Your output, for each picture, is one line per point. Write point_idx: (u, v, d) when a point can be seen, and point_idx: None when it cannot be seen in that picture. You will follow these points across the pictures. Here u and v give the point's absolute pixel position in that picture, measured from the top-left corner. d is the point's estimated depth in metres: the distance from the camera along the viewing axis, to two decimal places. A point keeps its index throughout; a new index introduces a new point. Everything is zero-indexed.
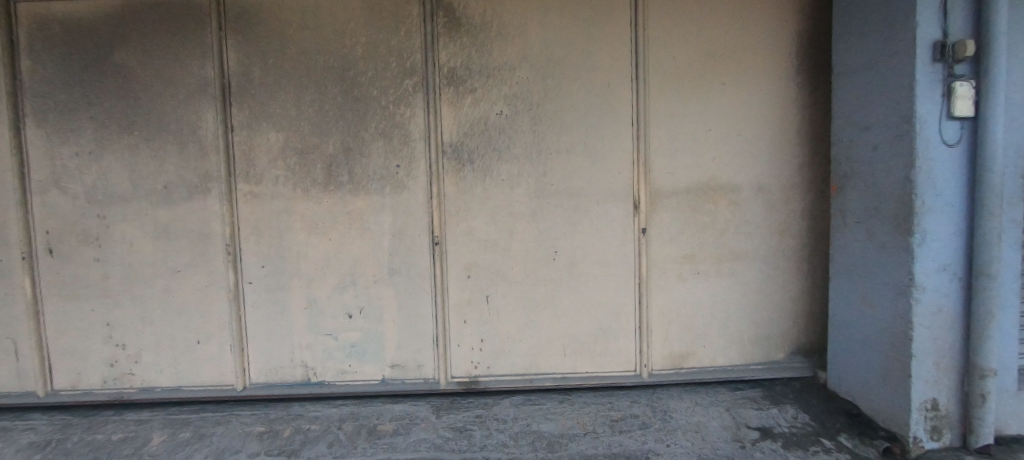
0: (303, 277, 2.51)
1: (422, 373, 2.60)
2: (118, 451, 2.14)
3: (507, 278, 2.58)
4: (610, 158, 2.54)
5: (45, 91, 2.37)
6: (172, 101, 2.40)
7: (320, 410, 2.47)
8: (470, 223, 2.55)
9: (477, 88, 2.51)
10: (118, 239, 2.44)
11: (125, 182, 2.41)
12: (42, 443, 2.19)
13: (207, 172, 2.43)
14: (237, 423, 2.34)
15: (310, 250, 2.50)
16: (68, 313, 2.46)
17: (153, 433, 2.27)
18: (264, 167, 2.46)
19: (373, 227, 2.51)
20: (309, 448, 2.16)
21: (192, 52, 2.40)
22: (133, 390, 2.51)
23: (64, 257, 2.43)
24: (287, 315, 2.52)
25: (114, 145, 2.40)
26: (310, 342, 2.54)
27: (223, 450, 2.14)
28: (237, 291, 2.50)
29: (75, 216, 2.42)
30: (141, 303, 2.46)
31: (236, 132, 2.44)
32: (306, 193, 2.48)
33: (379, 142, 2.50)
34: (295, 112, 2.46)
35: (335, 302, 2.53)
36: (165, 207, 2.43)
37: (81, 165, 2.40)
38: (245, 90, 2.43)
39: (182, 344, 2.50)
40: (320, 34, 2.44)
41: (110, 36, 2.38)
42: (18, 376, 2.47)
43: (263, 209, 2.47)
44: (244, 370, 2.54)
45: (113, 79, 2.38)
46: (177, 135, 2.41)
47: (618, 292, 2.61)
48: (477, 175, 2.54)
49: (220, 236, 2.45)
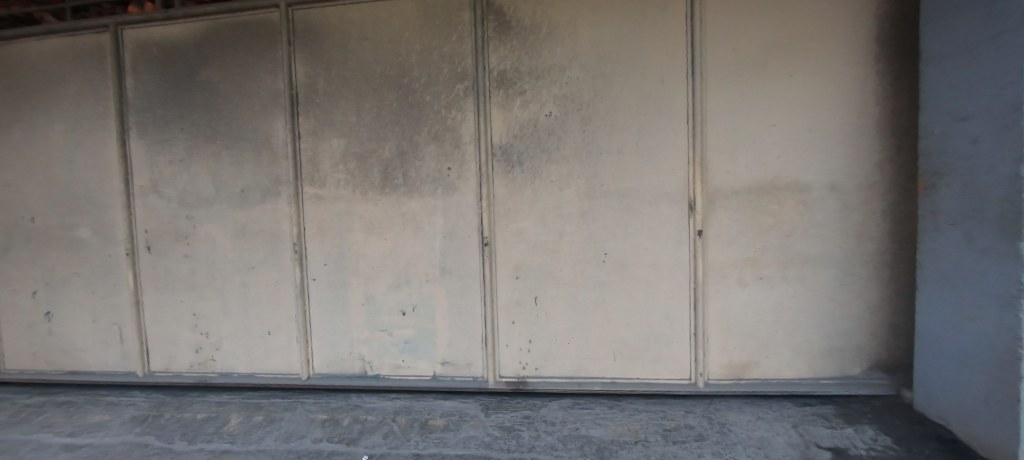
0: (362, 275, 2.65)
1: (471, 371, 2.65)
2: (203, 429, 2.37)
3: (556, 279, 2.57)
4: (664, 157, 2.45)
5: (146, 107, 2.68)
6: (249, 112, 2.63)
7: (376, 403, 2.59)
8: (519, 224, 2.57)
9: (527, 90, 2.52)
10: (203, 238, 2.70)
11: (209, 187, 2.67)
12: (142, 418, 2.48)
13: (278, 177, 2.63)
14: (302, 410, 2.52)
15: (368, 250, 2.63)
16: (163, 303, 2.76)
17: (232, 415, 2.49)
18: (328, 171, 2.63)
19: (426, 228, 2.60)
20: (367, 437, 2.27)
21: (266, 67, 2.61)
22: (214, 374, 2.76)
23: (159, 254, 2.73)
24: (347, 311, 2.67)
25: (201, 153, 2.66)
26: (367, 337, 2.68)
27: (290, 434, 2.31)
28: (303, 287, 2.68)
29: (169, 216, 2.71)
30: (222, 296, 2.71)
31: (303, 139, 2.62)
32: (365, 195, 2.61)
33: (432, 146, 2.58)
34: (355, 119, 2.60)
35: (390, 299, 2.65)
36: (243, 209, 2.66)
37: (174, 171, 2.69)
38: (311, 100, 2.61)
39: (256, 335, 2.72)
40: (378, 44, 2.57)
41: (198, 55, 2.64)
42: (123, 357, 2.81)
43: (326, 210, 2.64)
44: (309, 361, 2.72)
45: (200, 94, 2.65)
46: (253, 143, 2.63)
47: (672, 297, 2.51)
48: (527, 176, 2.55)
49: (288, 236, 2.64)
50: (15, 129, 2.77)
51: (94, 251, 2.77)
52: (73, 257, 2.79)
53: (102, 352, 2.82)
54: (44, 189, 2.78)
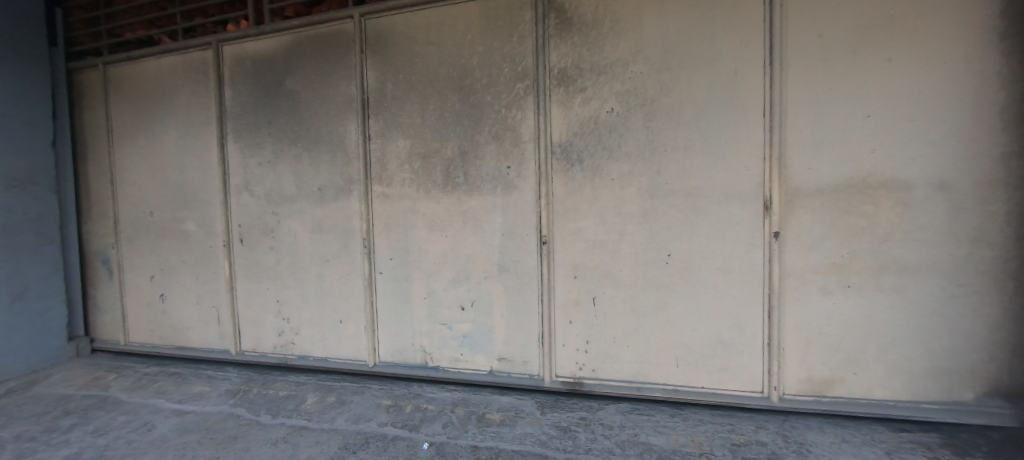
0: (424, 270, 2.76)
1: (527, 369, 2.66)
2: (284, 405, 2.61)
3: (615, 280, 2.51)
4: (737, 154, 2.29)
5: (240, 114, 3.00)
6: (326, 116, 2.85)
7: (436, 393, 2.70)
8: (578, 223, 2.54)
9: (588, 87, 2.48)
10: (286, 232, 2.97)
11: (292, 185, 2.93)
12: (235, 391, 2.78)
13: (350, 176, 2.82)
14: (369, 395, 2.68)
15: (430, 246, 2.74)
16: (252, 290, 3.07)
17: (308, 394, 2.72)
18: (394, 171, 2.77)
19: (485, 226, 2.65)
20: (427, 425, 2.37)
21: (341, 74, 2.81)
22: (294, 357, 3.03)
23: (250, 246, 3.05)
24: (410, 304, 2.80)
25: (285, 155, 2.93)
26: (428, 329, 2.79)
27: (359, 416, 2.47)
28: (371, 280, 2.85)
29: (258, 212, 3.01)
30: (301, 285, 2.97)
31: (373, 141, 2.79)
32: (429, 194, 2.72)
33: (492, 145, 2.62)
34: (420, 120, 2.71)
35: (450, 294, 2.74)
36: (319, 206, 2.89)
37: (263, 172, 2.98)
38: (381, 104, 2.77)
39: (329, 322, 2.94)
40: (442, 48, 2.66)
41: (284, 66, 2.90)
42: (219, 337, 3.17)
43: (393, 208, 2.78)
44: (375, 349, 2.89)
45: (285, 101, 2.91)
46: (329, 144, 2.85)
47: (743, 303, 2.35)
48: (587, 175, 2.51)
49: (358, 232, 2.82)
50: (139, 136, 3.22)
51: (197, 242, 3.15)
52: (182, 247, 3.19)
53: (203, 331, 3.20)
54: (160, 188, 3.20)
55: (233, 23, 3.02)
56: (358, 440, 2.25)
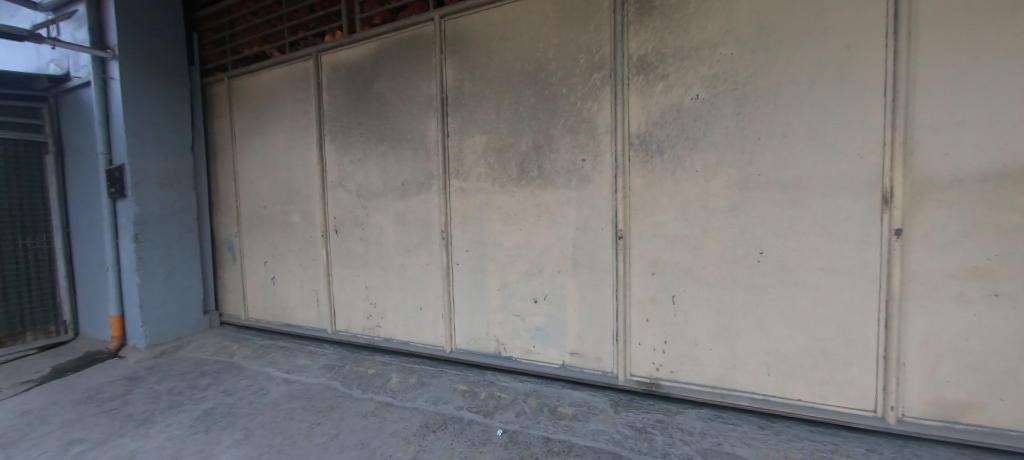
0: (498, 262, 2.83)
1: (600, 366, 2.62)
2: (372, 382, 2.85)
3: (698, 278, 2.36)
4: (848, 139, 2.02)
5: (335, 117, 3.31)
6: (409, 115, 3.03)
7: (509, 382, 2.76)
8: (657, 217, 2.42)
9: (670, 73, 2.35)
10: (374, 224, 3.22)
11: (379, 181, 3.17)
12: (331, 366, 3.10)
13: (430, 172, 2.98)
14: (447, 379, 2.83)
15: (505, 239, 2.80)
16: (345, 276, 3.39)
17: (392, 374, 2.94)
18: (471, 166, 2.87)
19: (559, 220, 2.64)
20: (501, 412, 2.44)
21: (423, 75, 2.96)
22: (380, 339, 3.29)
23: (343, 236, 3.36)
24: (485, 295, 2.90)
25: (373, 153, 3.17)
26: (502, 320, 2.86)
27: (437, 398, 2.62)
28: (448, 270, 2.99)
29: (350, 206, 3.30)
30: (386, 273, 3.21)
31: (451, 137, 2.91)
32: (503, 188, 2.78)
33: (567, 138, 2.60)
34: (496, 116, 2.77)
35: (523, 287, 2.78)
36: (403, 200, 3.09)
37: (354, 169, 3.26)
38: (459, 101, 2.87)
39: (411, 308, 3.15)
40: (518, 43, 2.68)
41: (373, 70, 3.14)
42: (318, 317, 3.55)
43: (469, 202, 2.88)
44: (452, 336, 3.03)
45: (373, 103, 3.15)
46: (412, 142, 3.03)
47: (853, 308, 2.07)
48: (668, 166, 2.39)
49: (437, 224, 2.97)
50: (255, 139, 3.70)
51: (300, 232, 3.55)
52: (288, 237, 3.61)
53: (305, 311, 3.61)
54: (272, 185, 3.65)
55: (330, 34, 3.32)
56: (437, 421, 2.39)
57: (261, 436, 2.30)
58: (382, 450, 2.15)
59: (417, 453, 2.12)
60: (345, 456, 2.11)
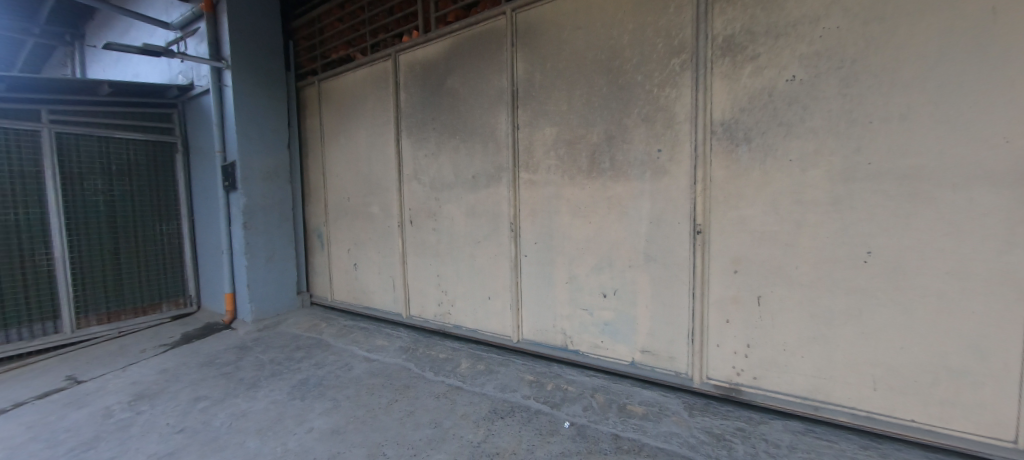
0: (567, 255, 2.81)
1: (673, 366, 2.51)
2: (442, 366, 2.99)
3: (789, 278, 2.16)
4: (990, 121, 1.71)
5: (411, 113, 3.49)
6: (480, 110, 3.10)
7: (575, 376, 2.75)
8: (742, 210, 2.25)
9: (761, 53, 2.15)
10: (446, 216, 3.36)
11: (451, 174, 3.30)
12: (406, 349, 3.31)
13: (500, 165, 3.04)
14: (514, 368, 2.88)
15: (574, 231, 2.77)
16: (419, 265, 3.58)
17: (461, 360, 3.06)
18: (541, 158, 2.87)
19: (632, 213, 2.55)
20: (568, 405, 2.43)
21: (494, 69, 3.01)
22: (450, 325, 3.44)
23: (417, 227, 3.55)
24: (552, 287, 2.90)
25: (446, 147, 3.30)
26: (569, 313, 2.85)
27: (505, 386, 2.68)
28: (516, 261, 3.04)
29: (424, 198, 3.47)
30: (457, 263, 3.34)
31: (521, 130, 2.93)
32: (573, 180, 2.75)
33: (642, 127, 2.50)
34: (567, 107, 2.74)
35: (592, 281, 2.73)
36: (474, 192, 3.18)
37: (428, 162, 3.42)
38: (529, 94, 2.88)
39: (479, 298, 3.24)
40: (590, 32, 2.62)
41: (446, 67, 3.25)
42: (394, 302, 3.79)
43: (538, 194, 2.89)
44: (519, 327, 3.08)
45: (447, 99, 3.27)
46: (482, 136, 3.10)
47: (991, 320, 1.76)
48: (756, 156, 2.20)
49: (506, 216, 3.02)
50: (340, 137, 4.02)
51: (379, 223, 3.80)
52: (368, 226, 3.89)
53: (383, 296, 3.87)
54: (354, 179, 3.95)
55: (407, 35, 3.49)
56: (504, 407, 2.45)
57: (347, 407, 2.53)
58: (454, 430, 2.26)
59: (487, 436, 2.19)
60: (421, 433, 2.25)
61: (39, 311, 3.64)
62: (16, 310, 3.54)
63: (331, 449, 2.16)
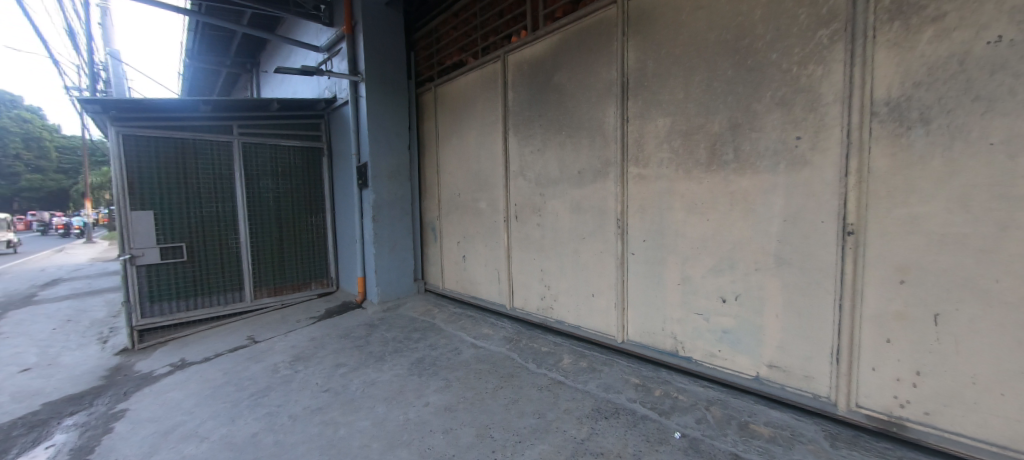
0: (680, 254, 2.63)
1: (810, 387, 2.17)
2: (545, 359, 3.03)
3: (983, 295, 1.70)
4: None
5: (518, 111, 3.59)
6: (588, 104, 3.06)
7: (688, 384, 2.55)
8: (913, 208, 1.84)
9: (948, 11, 1.72)
10: (550, 211, 3.40)
11: (556, 170, 3.32)
12: (509, 339, 3.44)
13: (607, 159, 2.96)
14: (618, 369, 2.80)
15: (689, 229, 2.57)
16: (523, 259, 3.69)
17: (563, 355, 3.07)
18: (652, 151, 2.72)
19: (760, 210, 2.27)
20: (679, 415, 2.27)
21: (603, 61, 2.94)
22: (552, 320, 3.48)
23: (522, 222, 3.65)
24: (662, 288, 2.74)
25: (552, 143, 3.33)
26: (681, 317, 2.66)
27: (609, 386, 2.61)
28: (623, 260, 2.93)
29: (529, 194, 3.56)
30: (560, 258, 3.36)
31: (631, 122, 2.82)
32: (689, 174, 2.55)
33: (776, 113, 2.20)
34: (683, 95, 2.55)
35: (709, 283, 2.51)
36: (579, 188, 3.16)
37: (534, 158, 3.49)
38: (641, 84, 2.75)
39: (583, 294, 3.22)
40: (713, 10, 2.39)
41: (553, 63, 3.27)
42: (498, 293, 3.97)
43: (649, 189, 2.75)
44: (624, 327, 2.98)
45: (554, 95, 3.29)
46: (590, 130, 3.06)
47: None
48: (937, 140, 1.77)
49: (613, 212, 2.94)
50: (453, 137, 4.33)
51: (486, 217, 4.01)
52: (476, 221, 4.13)
53: (488, 287, 4.08)
54: (464, 176, 4.23)
55: (515, 35, 3.60)
56: (609, 408, 2.39)
57: (457, 388, 2.73)
58: (557, 423, 2.28)
59: (590, 434, 2.16)
60: (525, 421, 2.32)
61: (230, 284, 4.62)
62: (218, 281, 4.55)
63: (444, 424, 2.35)
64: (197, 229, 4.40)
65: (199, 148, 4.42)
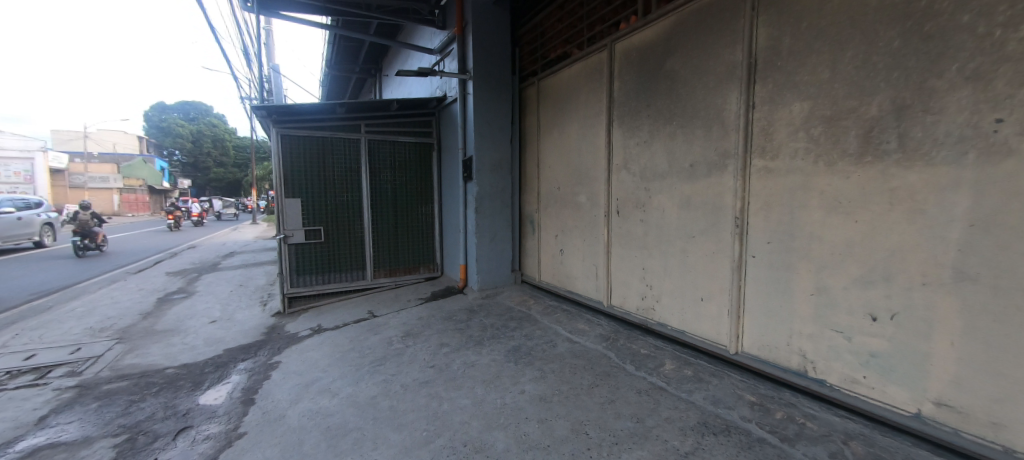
0: (815, 261, 2.27)
1: (1000, 437, 1.71)
2: (644, 362, 2.89)
3: None
4: None
5: (624, 101, 3.44)
6: (704, 90, 2.80)
7: (818, 410, 2.20)
8: None
9: None
10: (655, 207, 3.21)
11: (664, 163, 3.12)
12: (606, 337, 3.36)
13: (726, 151, 2.68)
14: (730, 382, 2.54)
15: (828, 232, 2.20)
16: (623, 256, 3.56)
17: (665, 359, 2.90)
18: (784, 141, 2.38)
19: (934, 212, 1.83)
20: (806, 444, 1.97)
21: (725, 41, 2.66)
22: (653, 322, 3.31)
23: (624, 217, 3.51)
24: (789, 298, 2.40)
25: (661, 134, 3.14)
26: (813, 333, 2.31)
27: (718, 400, 2.39)
28: (740, 263, 2.64)
29: (633, 188, 3.40)
30: (665, 257, 3.16)
31: (757, 109, 2.51)
32: (832, 167, 2.17)
33: (964, 90, 1.75)
34: (829, 74, 2.18)
35: (853, 297, 2.12)
36: (690, 182, 2.92)
37: (639, 150, 3.32)
38: (772, 65, 2.42)
39: (690, 298, 2.99)
40: None
41: (666, 48, 3.06)
42: (596, 289, 3.90)
43: (777, 185, 2.42)
44: (738, 337, 2.70)
45: (665, 82, 3.08)
46: (705, 119, 2.80)
47: None
48: None
49: (731, 210, 2.66)
50: (554, 130, 4.33)
51: (585, 211, 3.95)
52: (575, 215, 4.09)
53: (585, 282, 4.03)
54: (564, 170, 4.21)
55: (624, 22, 3.44)
56: (718, 424, 2.18)
57: (553, 380, 2.75)
58: (658, 431, 2.16)
59: (696, 449, 2.00)
60: (622, 423, 2.24)
61: (355, 264, 5.30)
62: (346, 260, 5.25)
63: (539, 414, 2.39)
64: (332, 214, 5.13)
65: (335, 145, 5.12)
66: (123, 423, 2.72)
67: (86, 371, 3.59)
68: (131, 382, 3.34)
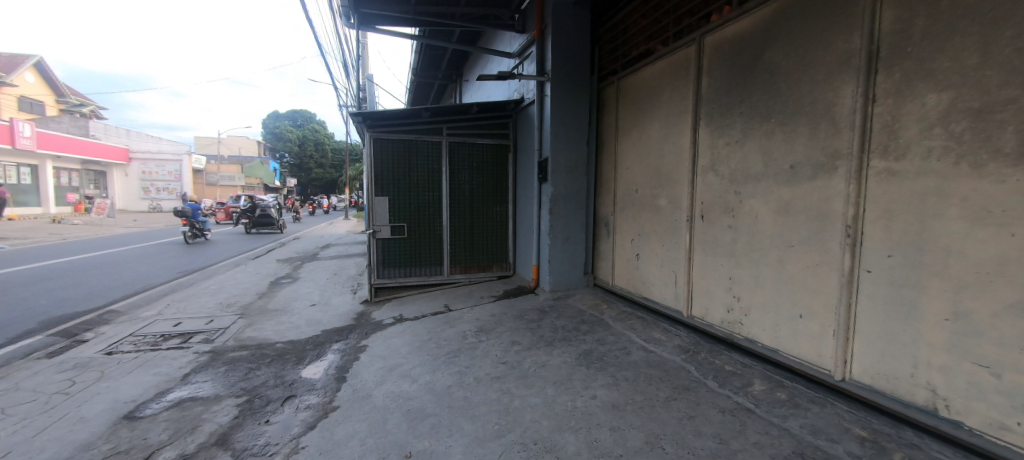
0: (952, 280, 1.92)
1: None
2: (729, 379, 2.69)
3: None
4: None
5: (714, 98, 3.22)
6: (810, 83, 2.52)
7: (952, 456, 1.86)
8: None
9: None
10: (747, 211, 2.96)
11: (759, 164, 2.87)
12: (684, 348, 3.18)
13: (837, 150, 2.38)
14: (834, 411, 2.26)
15: (972, 247, 1.85)
16: (707, 264, 3.33)
17: (754, 379, 2.66)
18: (913, 138, 2.05)
19: None
20: None
21: (839, 27, 2.36)
22: (741, 337, 3.06)
23: (710, 222, 3.28)
24: (915, 321, 2.06)
25: (756, 133, 2.88)
26: (947, 365, 1.96)
27: (819, 430, 2.13)
28: (852, 278, 2.33)
29: (721, 191, 3.17)
30: (757, 267, 2.90)
31: (879, 102, 2.19)
32: (979, 169, 1.82)
33: None
34: (979, 59, 1.83)
35: (1004, 326, 1.75)
36: (791, 186, 2.65)
37: (730, 150, 3.09)
38: (900, 51, 2.10)
39: (787, 313, 2.71)
40: None
41: (765, 40, 2.81)
42: (674, 297, 3.70)
43: (903, 189, 2.09)
44: (847, 362, 2.39)
45: (762, 76, 2.83)
46: (811, 114, 2.52)
47: None
48: None
49: (841, 217, 2.36)
50: (633, 130, 4.19)
51: (665, 215, 3.77)
52: (653, 219, 3.92)
53: (662, 289, 3.85)
54: (643, 171, 4.06)
55: (716, 13, 3.20)
56: (817, 456, 1.96)
57: (626, 388, 2.68)
58: (743, 455, 1.99)
59: None
60: (702, 442, 2.11)
61: (434, 259, 5.63)
62: (426, 255, 5.61)
63: (611, 421, 2.34)
64: (415, 212, 5.51)
65: (419, 148, 5.49)
66: (243, 386, 3.20)
67: (218, 340, 4.28)
68: (250, 352, 3.92)
